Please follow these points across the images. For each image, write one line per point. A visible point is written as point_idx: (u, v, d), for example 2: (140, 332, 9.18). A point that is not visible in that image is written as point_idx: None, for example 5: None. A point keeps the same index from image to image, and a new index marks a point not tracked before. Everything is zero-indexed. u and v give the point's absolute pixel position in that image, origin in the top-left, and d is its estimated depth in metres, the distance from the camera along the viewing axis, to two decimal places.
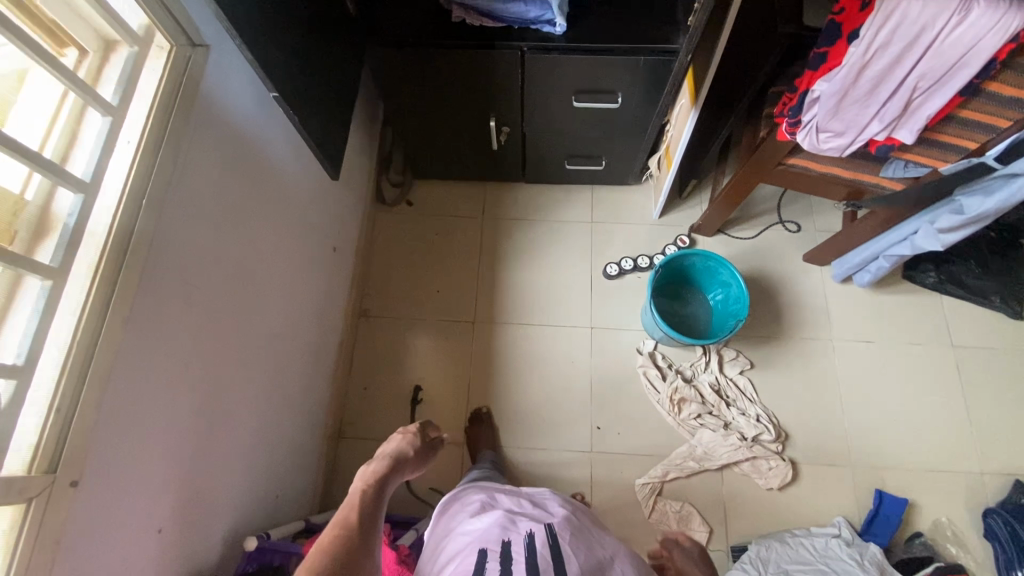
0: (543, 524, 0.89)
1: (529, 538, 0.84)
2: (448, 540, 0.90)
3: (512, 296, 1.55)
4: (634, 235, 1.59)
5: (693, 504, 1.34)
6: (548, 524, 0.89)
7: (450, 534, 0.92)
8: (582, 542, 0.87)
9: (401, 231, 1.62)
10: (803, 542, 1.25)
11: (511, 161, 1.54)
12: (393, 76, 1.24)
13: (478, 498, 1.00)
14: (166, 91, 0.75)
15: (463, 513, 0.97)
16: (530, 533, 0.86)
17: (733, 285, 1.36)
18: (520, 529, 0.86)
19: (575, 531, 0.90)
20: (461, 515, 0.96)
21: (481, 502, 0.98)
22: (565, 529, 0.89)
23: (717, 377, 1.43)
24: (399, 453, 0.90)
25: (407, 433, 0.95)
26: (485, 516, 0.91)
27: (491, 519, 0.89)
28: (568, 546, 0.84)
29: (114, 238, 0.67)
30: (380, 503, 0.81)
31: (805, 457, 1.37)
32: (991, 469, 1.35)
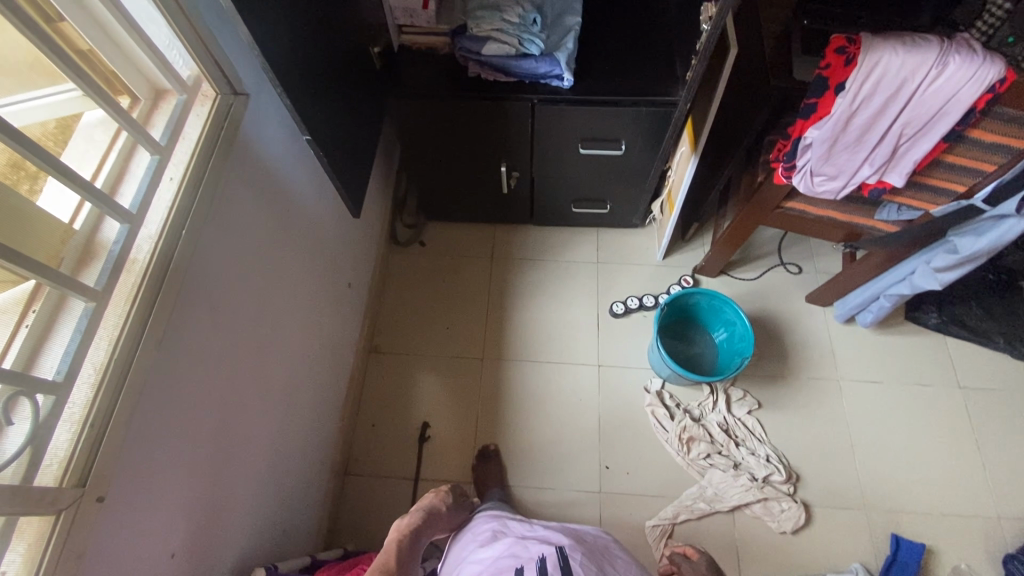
0: (555, 547, 0.88)
1: (540, 563, 0.83)
2: (460, 568, 0.93)
3: (520, 334, 1.58)
4: (640, 275, 1.64)
5: (705, 548, 1.31)
6: (560, 547, 0.89)
7: (462, 563, 0.95)
8: (593, 564, 0.87)
9: (413, 270, 1.67)
10: None
11: (520, 204, 1.61)
12: (412, 124, 1.33)
13: (490, 526, 1.01)
14: (209, 132, 0.81)
15: (474, 545, 0.97)
16: (542, 557, 0.85)
17: (737, 324, 1.38)
18: (531, 555, 0.86)
19: (587, 557, 0.89)
20: (473, 547, 0.97)
21: (494, 531, 1.00)
22: (576, 554, 0.88)
23: (725, 416, 1.43)
24: (431, 509, 1.06)
25: (442, 492, 1.12)
26: (497, 545, 0.93)
27: (503, 552, 0.90)
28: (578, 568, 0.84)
29: (155, 263, 0.72)
30: (410, 553, 0.98)
31: (818, 499, 1.35)
32: (1009, 513, 1.32)
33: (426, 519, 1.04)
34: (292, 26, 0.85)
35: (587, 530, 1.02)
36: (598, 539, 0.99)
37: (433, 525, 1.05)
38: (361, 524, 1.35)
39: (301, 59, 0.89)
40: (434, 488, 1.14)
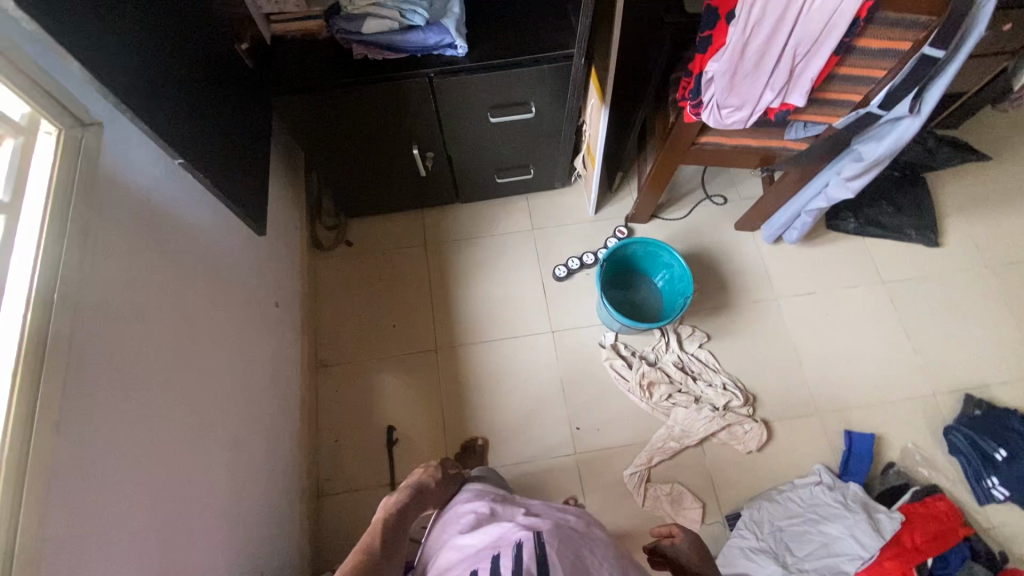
0: (532, 534, 0.87)
1: (516, 551, 0.83)
2: (442, 552, 0.94)
3: (469, 317, 1.54)
4: (575, 234, 1.63)
5: (681, 482, 1.36)
6: (537, 533, 0.88)
7: (444, 546, 0.96)
8: (570, 551, 0.86)
9: (345, 274, 1.59)
10: (790, 496, 1.29)
11: (442, 185, 1.55)
12: (305, 120, 1.22)
13: (473, 508, 1.01)
14: (61, 174, 0.70)
15: (456, 528, 0.98)
16: (519, 543, 0.85)
17: (675, 265, 1.39)
18: (508, 544, 0.86)
19: (564, 541, 0.89)
20: (455, 531, 0.97)
21: (476, 514, 1.00)
22: (554, 538, 0.88)
23: (679, 354, 1.46)
24: (420, 486, 1.05)
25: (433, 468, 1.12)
26: (479, 531, 0.92)
27: (485, 538, 0.90)
28: (554, 555, 0.83)
29: (29, 340, 0.62)
30: (397, 530, 0.95)
31: (775, 415, 1.42)
32: (942, 388, 1.44)
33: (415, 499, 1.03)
34: (130, 39, 0.74)
35: (566, 512, 1.03)
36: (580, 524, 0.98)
37: (423, 501, 1.04)
38: (346, 544, 1.32)
39: (148, 72, 0.78)
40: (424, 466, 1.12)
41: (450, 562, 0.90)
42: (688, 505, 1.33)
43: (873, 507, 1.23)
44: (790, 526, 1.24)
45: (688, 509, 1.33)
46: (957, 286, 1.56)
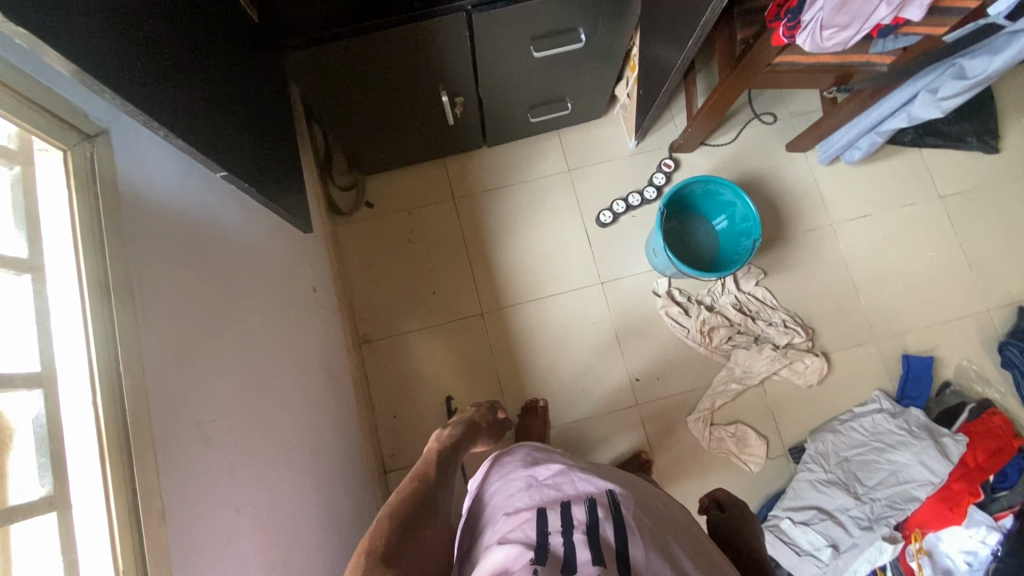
0: (608, 488, 0.68)
1: (590, 502, 0.64)
2: (497, 485, 0.76)
3: (511, 274, 1.45)
4: (617, 171, 1.49)
5: (744, 421, 1.38)
6: (611, 488, 0.68)
7: (498, 480, 0.77)
8: (663, 535, 0.63)
9: (370, 238, 1.45)
10: (853, 426, 1.32)
11: (469, 128, 1.37)
12: (316, 75, 1.03)
13: (535, 454, 0.81)
14: (83, 212, 0.55)
15: (513, 461, 0.81)
16: (599, 506, 0.63)
17: (737, 204, 1.33)
18: (577, 493, 0.66)
19: (646, 506, 0.69)
20: (510, 465, 0.80)
21: (534, 458, 0.80)
22: (633, 499, 0.68)
23: (736, 295, 1.42)
24: (471, 422, 0.97)
25: (483, 406, 1.06)
26: (547, 471, 0.73)
27: (551, 472, 0.72)
28: (633, 516, 0.63)
29: (108, 428, 0.52)
30: (452, 459, 0.86)
31: (834, 346, 1.41)
32: (996, 303, 1.43)
33: (471, 435, 0.95)
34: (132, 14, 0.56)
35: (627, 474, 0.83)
36: (651, 491, 0.77)
37: (474, 436, 0.97)
38: None
39: (156, 53, 0.60)
40: (474, 405, 1.06)
41: (506, 500, 0.70)
42: (753, 443, 1.35)
43: (936, 430, 1.26)
44: (856, 457, 1.27)
45: (753, 447, 1.35)
46: (1014, 193, 1.49)
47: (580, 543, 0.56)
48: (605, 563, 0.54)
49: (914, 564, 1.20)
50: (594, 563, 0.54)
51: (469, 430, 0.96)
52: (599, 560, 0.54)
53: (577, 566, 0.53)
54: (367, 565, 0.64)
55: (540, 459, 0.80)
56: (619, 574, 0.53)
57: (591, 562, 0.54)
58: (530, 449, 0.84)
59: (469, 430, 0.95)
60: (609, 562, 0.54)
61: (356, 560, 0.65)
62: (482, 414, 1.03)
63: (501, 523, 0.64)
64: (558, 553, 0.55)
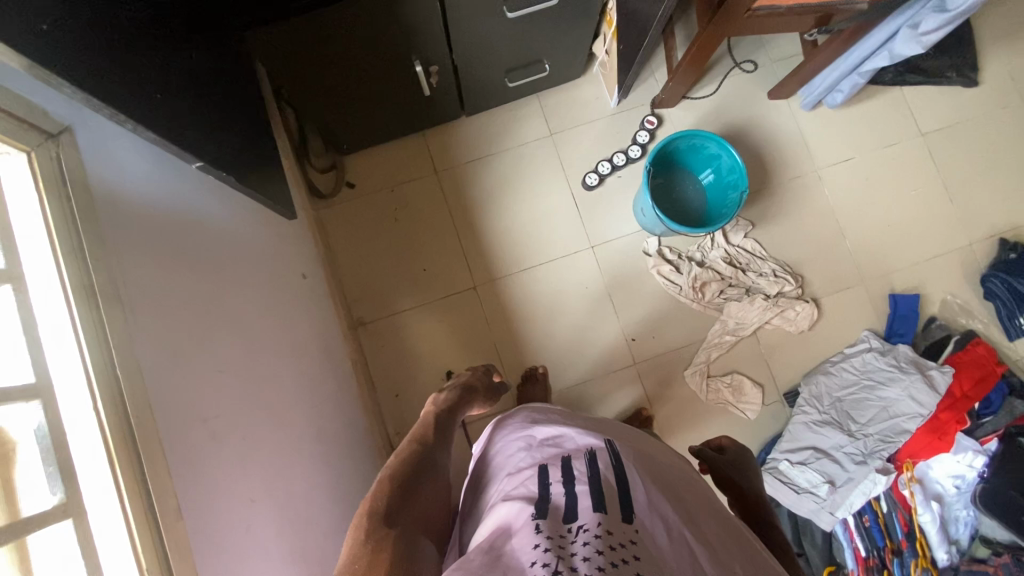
0: (607, 439, 0.68)
1: (589, 454, 0.64)
2: (499, 447, 0.76)
3: (502, 245, 1.44)
4: (599, 131, 1.47)
5: (739, 371, 1.41)
6: (609, 438, 0.69)
7: (499, 442, 0.77)
8: (664, 479, 0.64)
9: (356, 219, 1.43)
10: (844, 366, 1.35)
11: (446, 97, 1.33)
12: (285, 55, 0.99)
13: (533, 413, 0.82)
14: (58, 216, 0.53)
15: (514, 421, 0.81)
16: (597, 456, 0.64)
17: (723, 156, 1.32)
18: (576, 446, 0.67)
19: (648, 454, 0.70)
20: (509, 426, 0.80)
21: (531, 416, 0.81)
22: (632, 449, 0.69)
23: (725, 249, 1.43)
24: (467, 386, 0.98)
25: (478, 370, 1.07)
26: (545, 429, 0.73)
27: (551, 431, 0.72)
28: (632, 463, 0.64)
29: (112, 433, 0.52)
30: (448, 423, 0.87)
31: (823, 291, 1.43)
32: (978, 237, 1.46)
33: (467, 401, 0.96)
34: (96, 9, 0.53)
35: (625, 425, 0.84)
36: (652, 443, 0.78)
37: (471, 399, 0.97)
38: None
39: (116, 41, 0.57)
40: (467, 369, 1.07)
41: (507, 462, 0.70)
42: (748, 391, 1.39)
43: (923, 364, 1.30)
44: (848, 396, 1.31)
45: (749, 394, 1.39)
46: (993, 125, 1.50)
47: (582, 493, 0.57)
48: (606, 509, 0.55)
49: (906, 492, 1.25)
50: (595, 509, 0.55)
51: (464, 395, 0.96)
52: (600, 507, 0.55)
53: (579, 514, 0.54)
54: (372, 522, 0.63)
55: (539, 418, 0.80)
56: (620, 517, 0.54)
57: (592, 509, 0.55)
58: (531, 410, 0.84)
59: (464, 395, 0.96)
60: (610, 508, 0.55)
61: (358, 518, 0.64)
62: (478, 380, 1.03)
63: (504, 484, 0.65)
64: (560, 505, 0.56)
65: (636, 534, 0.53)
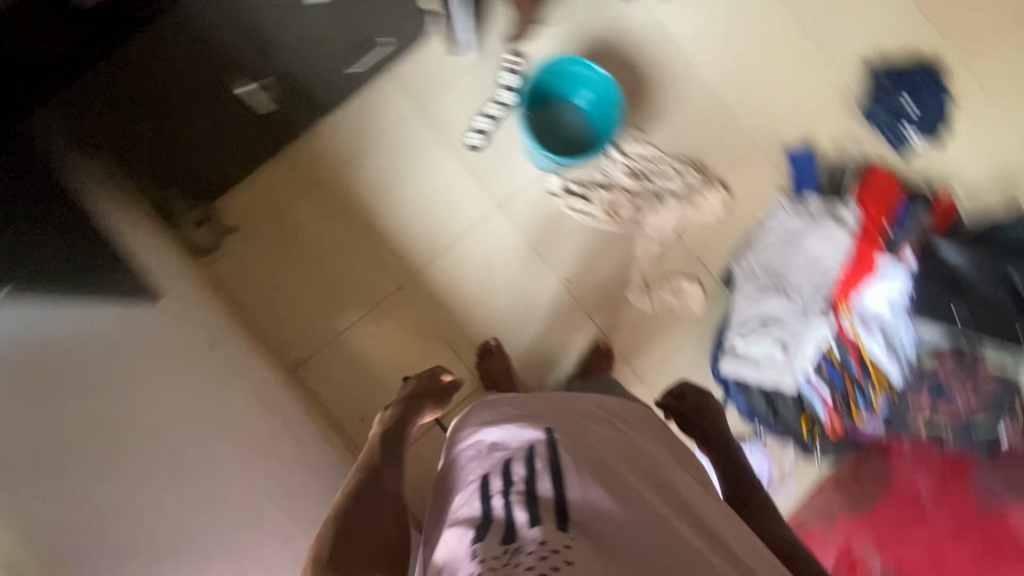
0: (547, 430, 0.68)
1: (528, 455, 0.64)
2: (450, 450, 0.76)
3: (411, 236, 1.39)
4: (464, 86, 1.40)
5: (676, 273, 1.43)
6: (550, 427, 0.69)
7: (451, 444, 0.77)
8: (602, 463, 0.65)
9: (253, 262, 1.34)
10: (766, 235, 1.42)
11: (289, 109, 1.24)
12: (92, 109, 0.92)
13: (483, 405, 0.79)
14: None
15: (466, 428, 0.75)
16: (535, 458, 0.63)
17: (592, 76, 1.31)
18: (518, 445, 0.66)
19: (589, 438, 0.69)
20: (459, 425, 0.78)
21: (480, 412, 0.77)
22: (571, 431, 0.69)
23: (625, 163, 1.43)
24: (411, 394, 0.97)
25: (423, 374, 1.04)
26: (490, 428, 0.71)
27: (495, 432, 0.70)
28: (572, 454, 0.64)
29: None
30: (397, 436, 0.86)
31: (726, 171, 1.46)
32: (848, 69, 1.49)
33: (415, 411, 0.94)
34: None
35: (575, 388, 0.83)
36: (597, 404, 0.79)
37: (420, 403, 0.97)
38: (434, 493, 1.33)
39: None
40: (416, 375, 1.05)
41: (456, 471, 0.70)
42: (690, 289, 1.42)
43: (835, 209, 1.38)
44: (775, 262, 1.38)
45: (692, 293, 1.42)
46: None
47: (521, 506, 0.57)
48: (542, 521, 0.55)
49: (852, 335, 1.30)
50: (531, 524, 0.55)
51: (410, 407, 0.95)
52: (537, 520, 0.55)
53: (516, 532, 0.55)
54: (318, 568, 0.64)
55: (488, 406, 0.77)
56: (556, 526, 0.55)
57: (529, 524, 0.55)
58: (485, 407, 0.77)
59: (409, 406, 0.95)
60: (546, 519, 0.55)
61: (305, 567, 0.65)
62: (425, 389, 1.01)
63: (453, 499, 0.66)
64: (500, 521, 0.57)
65: (571, 541, 0.53)
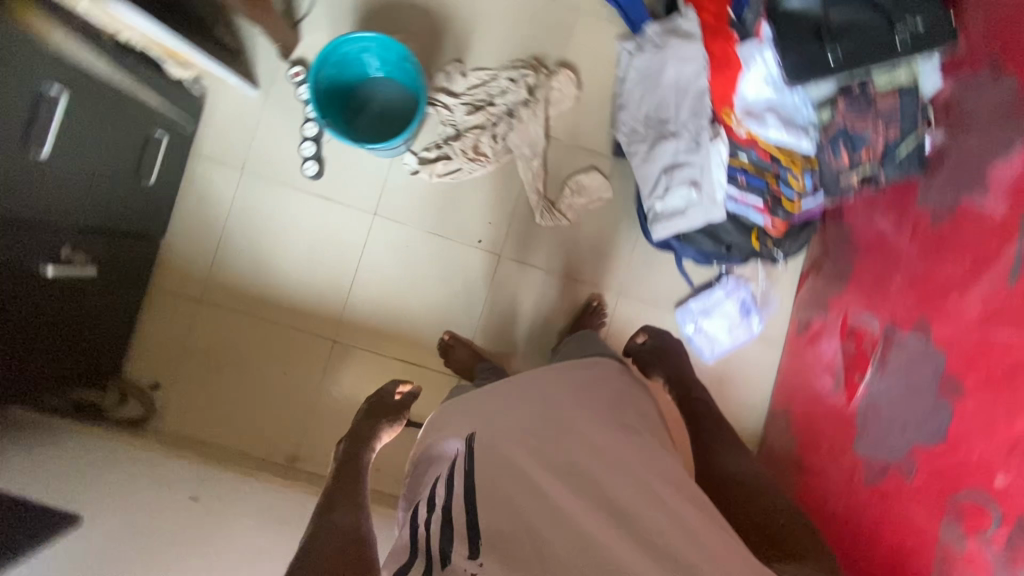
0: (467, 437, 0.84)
1: (449, 476, 0.78)
2: (413, 486, 0.89)
3: (317, 288, 1.35)
4: (274, 124, 1.33)
5: (569, 173, 1.40)
6: (471, 433, 0.85)
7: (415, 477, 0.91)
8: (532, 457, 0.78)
9: (194, 398, 1.32)
10: (624, 88, 1.37)
11: (121, 248, 1.16)
12: None
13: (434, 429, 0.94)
14: None
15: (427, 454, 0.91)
16: (454, 483, 0.75)
17: (365, 45, 1.16)
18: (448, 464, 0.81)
19: (522, 432, 0.83)
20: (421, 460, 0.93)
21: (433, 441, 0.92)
22: (491, 430, 0.84)
23: (462, 101, 1.35)
24: (363, 424, 1.05)
25: (378, 394, 1.14)
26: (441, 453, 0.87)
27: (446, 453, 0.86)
28: (480, 460, 0.78)
29: None
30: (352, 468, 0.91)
31: (560, 53, 1.40)
32: None
33: (366, 438, 1.02)
34: None
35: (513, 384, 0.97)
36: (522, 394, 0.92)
37: (371, 429, 1.03)
38: None
39: None
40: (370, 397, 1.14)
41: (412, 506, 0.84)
42: (588, 180, 1.39)
43: (670, 25, 1.31)
44: (645, 107, 1.33)
45: (592, 183, 1.39)
46: None
47: (444, 540, 0.66)
48: (455, 545, 0.65)
49: (745, 134, 1.21)
50: (443, 555, 0.64)
51: (359, 436, 1.02)
52: (450, 543, 0.65)
53: (434, 555, 0.65)
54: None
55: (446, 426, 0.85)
56: (466, 550, 0.64)
57: (443, 549, 0.65)
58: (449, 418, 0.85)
59: (355, 436, 1.02)
60: (458, 541, 0.65)
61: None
62: (372, 411, 1.10)
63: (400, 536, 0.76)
64: (422, 545, 0.68)
65: (478, 567, 0.61)
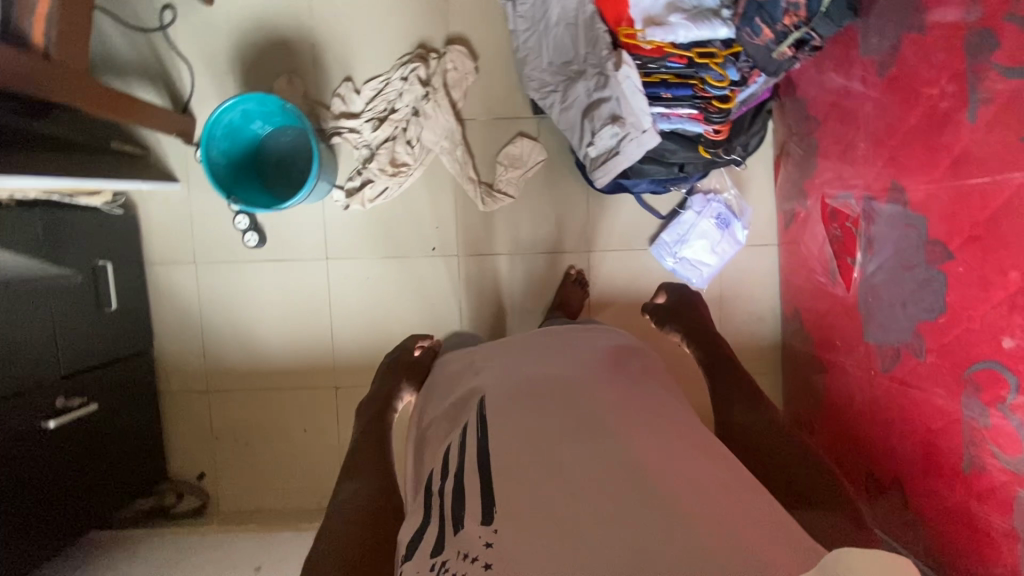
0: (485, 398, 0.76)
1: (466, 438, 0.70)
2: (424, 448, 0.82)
3: (304, 347, 1.39)
4: (206, 210, 1.35)
5: (496, 151, 1.35)
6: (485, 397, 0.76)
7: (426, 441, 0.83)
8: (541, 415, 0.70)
9: (238, 477, 1.42)
10: (518, 41, 1.25)
11: (117, 375, 1.26)
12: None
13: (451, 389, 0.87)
14: None
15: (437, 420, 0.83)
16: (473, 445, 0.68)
17: (241, 108, 1.15)
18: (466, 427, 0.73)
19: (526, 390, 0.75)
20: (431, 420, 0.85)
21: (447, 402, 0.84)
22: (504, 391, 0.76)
23: (366, 120, 1.30)
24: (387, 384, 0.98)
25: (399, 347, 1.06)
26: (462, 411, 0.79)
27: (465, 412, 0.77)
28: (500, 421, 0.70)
29: None
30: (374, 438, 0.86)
31: (444, 31, 1.32)
32: None
33: (386, 392, 0.95)
34: None
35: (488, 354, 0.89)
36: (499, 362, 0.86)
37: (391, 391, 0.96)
38: None
39: None
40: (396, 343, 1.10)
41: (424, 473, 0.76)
42: (517, 150, 1.33)
43: None
44: (542, 58, 1.22)
45: (523, 151, 1.33)
46: None
47: (456, 508, 0.60)
48: (473, 513, 0.58)
49: (650, 48, 1.11)
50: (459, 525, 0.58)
51: (377, 392, 0.96)
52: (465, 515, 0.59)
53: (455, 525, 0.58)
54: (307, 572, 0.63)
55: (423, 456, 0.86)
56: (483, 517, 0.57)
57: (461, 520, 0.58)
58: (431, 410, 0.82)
59: (374, 395, 0.95)
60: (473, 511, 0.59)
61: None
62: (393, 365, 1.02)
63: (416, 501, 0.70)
64: (439, 517, 0.61)
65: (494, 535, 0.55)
